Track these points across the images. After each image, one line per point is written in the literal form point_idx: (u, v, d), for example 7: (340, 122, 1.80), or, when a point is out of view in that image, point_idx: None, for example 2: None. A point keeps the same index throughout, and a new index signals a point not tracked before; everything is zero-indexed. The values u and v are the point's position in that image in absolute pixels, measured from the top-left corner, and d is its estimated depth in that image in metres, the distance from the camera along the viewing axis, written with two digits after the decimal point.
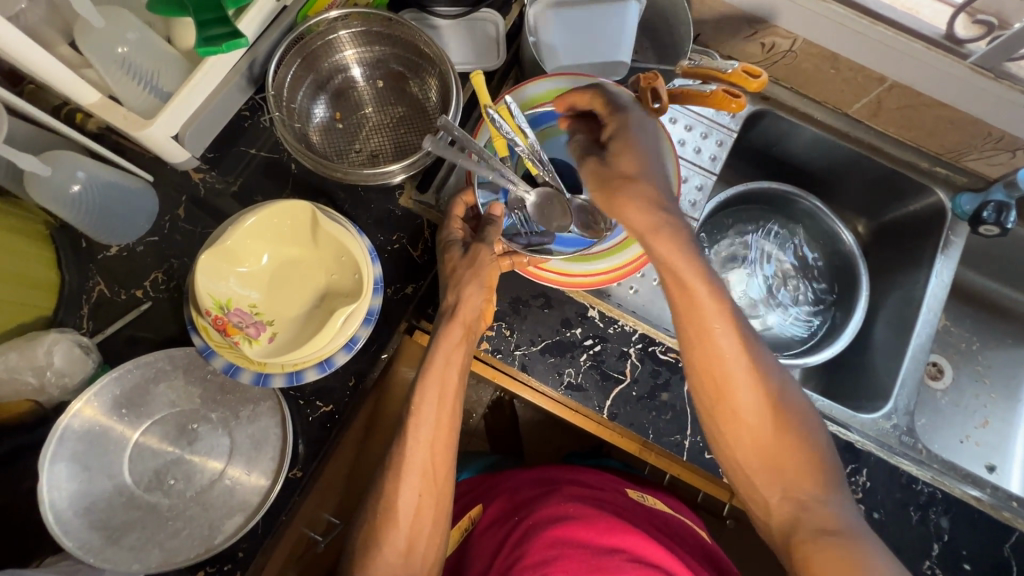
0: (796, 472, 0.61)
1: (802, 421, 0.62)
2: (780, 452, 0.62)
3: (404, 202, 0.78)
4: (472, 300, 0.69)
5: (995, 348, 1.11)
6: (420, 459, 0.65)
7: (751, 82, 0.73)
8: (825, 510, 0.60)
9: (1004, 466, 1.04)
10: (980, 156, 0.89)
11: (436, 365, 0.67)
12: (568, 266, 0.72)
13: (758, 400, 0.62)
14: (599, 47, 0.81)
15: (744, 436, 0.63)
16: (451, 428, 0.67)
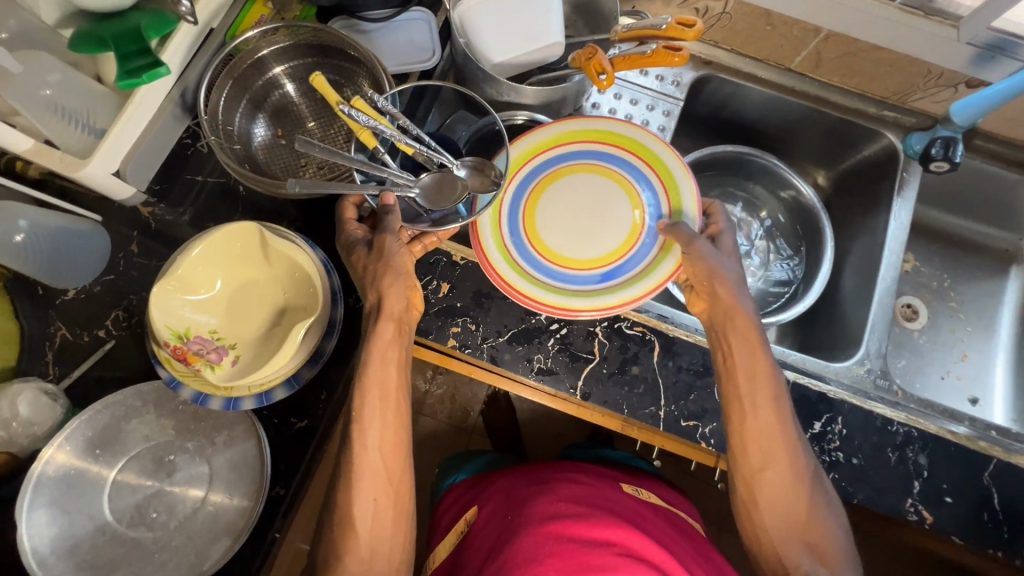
0: (821, 551, 0.68)
1: (827, 501, 0.69)
2: (809, 534, 0.68)
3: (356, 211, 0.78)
4: (395, 294, 0.69)
5: (967, 282, 1.12)
6: (373, 464, 0.66)
7: (688, 31, 0.71)
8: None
9: (986, 397, 1.05)
10: (926, 94, 0.90)
11: (373, 369, 0.67)
12: (579, 302, 0.74)
13: (800, 482, 0.68)
14: (529, 36, 0.81)
15: (783, 514, 0.69)
16: (399, 430, 0.68)
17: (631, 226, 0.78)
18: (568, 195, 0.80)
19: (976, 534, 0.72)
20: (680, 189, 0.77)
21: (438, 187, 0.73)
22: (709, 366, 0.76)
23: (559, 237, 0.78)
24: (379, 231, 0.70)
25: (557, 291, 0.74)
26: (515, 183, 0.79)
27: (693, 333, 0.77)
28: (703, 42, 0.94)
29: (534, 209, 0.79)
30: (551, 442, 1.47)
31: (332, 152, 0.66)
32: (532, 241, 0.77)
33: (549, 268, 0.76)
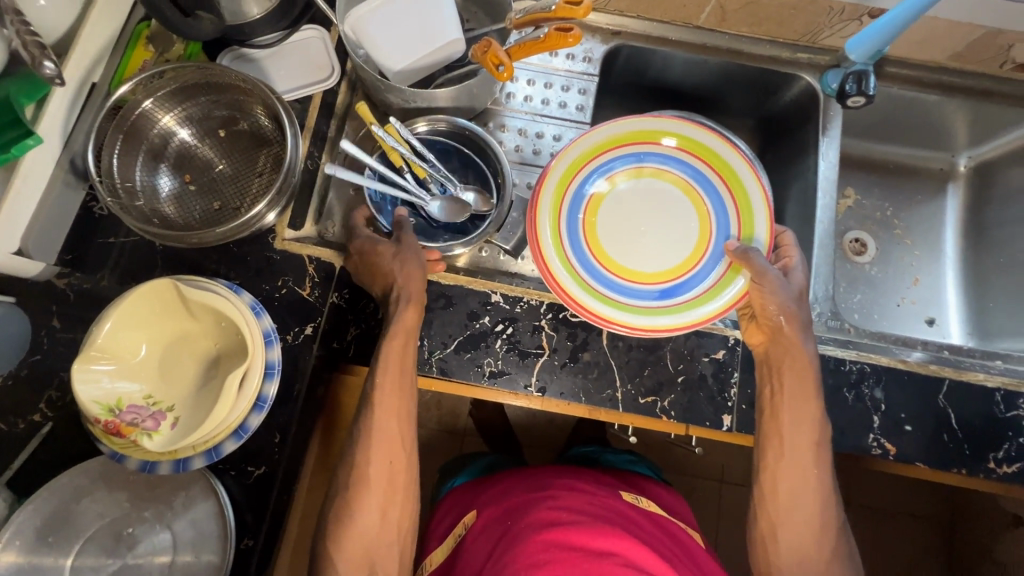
0: (808, 509, 0.69)
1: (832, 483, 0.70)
2: (806, 527, 0.69)
3: (278, 245, 0.77)
4: (412, 281, 0.69)
5: (908, 209, 1.13)
6: (384, 443, 0.68)
7: (577, 10, 0.69)
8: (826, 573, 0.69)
9: (942, 316, 1.07)
10: (834, 31, 0.90)
11: (389, 348, 0.68)
12: (637, 319, 0.72)
13: (811, 464, 0.69)
14: (426, 37, 0.79)
15: (789, 500, 0.69)
16: (406, 415, 0.69)
17: (694, 241, 0.76)
18: (631, 208, 0.78)
19: (937, 456, 0.74)
20: (755, 213, 0.74)
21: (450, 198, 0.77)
22: (658, 339, 0.76)
23: (620, 250, 0.76)
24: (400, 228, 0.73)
25: (613, 305, 0.73)
26: (576, 193, 0.76)
27: None
28: (608, 13, 0.93)
29: (595, 223, 0.77)
30: (540, 432, 1.47)
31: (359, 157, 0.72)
32: (592, 254, 0.76)
33: (609, 284, 0.75)
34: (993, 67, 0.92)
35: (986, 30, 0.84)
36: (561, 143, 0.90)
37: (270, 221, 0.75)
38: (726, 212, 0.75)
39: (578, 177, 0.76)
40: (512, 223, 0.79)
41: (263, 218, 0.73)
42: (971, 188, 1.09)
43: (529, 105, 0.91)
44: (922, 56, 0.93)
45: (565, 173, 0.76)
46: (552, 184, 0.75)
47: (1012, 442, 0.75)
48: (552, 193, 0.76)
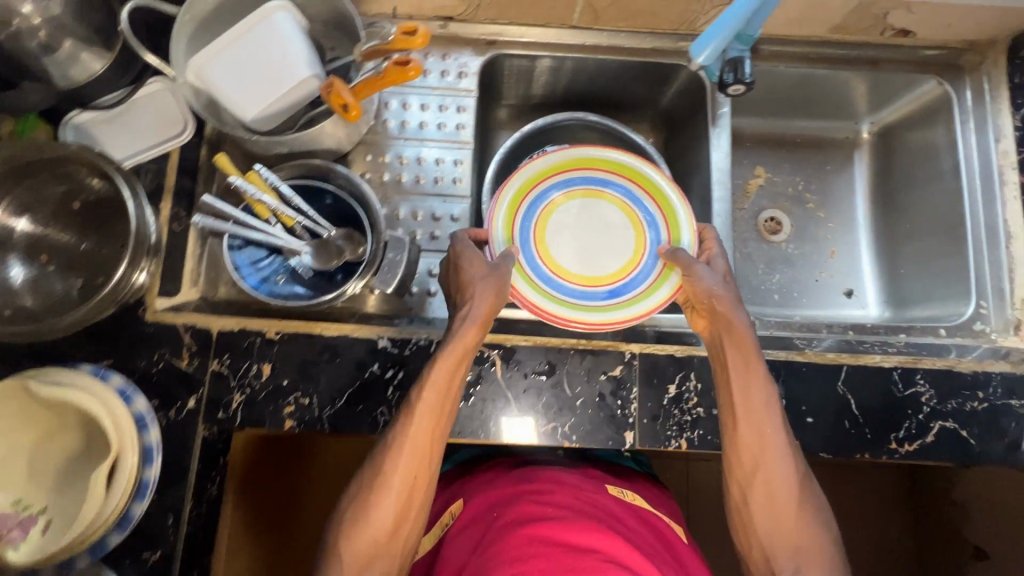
0: (779, 487, 0.66)
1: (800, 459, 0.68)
2: (778, 496, 0.66)
3: (151, 317, 0.73)
4: (484, 304, 0.68)
5: (819, 181, 1.12)
6: (412, 439, 0.66)
7: (413, 40, 0.64)
8: (807, 545, 0.65)
9: (860, 287, 1.07)
10: (709, 16, 0.87)
11: (456, 339, 0.67)
12: (590, 318, 0.72)
13: (775, 431, 0.66)
14: (275, 81, 0.74)
15: (765, 469, 0.66)
16: (441, 419, 0.67)
17: (635, 248, 0.76)
18: (578, 220, 0.77)
19: (841, 444, 0.74)
20: (677, 211, 0.76)
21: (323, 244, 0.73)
22: (554, 364, 0.74)
23: (566, 254, 0.76)
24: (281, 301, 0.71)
25: (566, 306, 0.72)
26: (526, 208, 0.76)
27: (529, 337, 0.76)
28: (479, 22, 0.89)
29: (544, 233, 0.76)
30: None
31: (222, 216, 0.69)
32: (542, 258, 0.75)
33: (560, 288, 0.74)
34: (875, 34, 0.90)
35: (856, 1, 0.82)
36: (444, 166, 0.87)
37: (145, 278, 0.73)
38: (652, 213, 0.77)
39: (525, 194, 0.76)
40: (387, 264, 0.73)
41: (131, 282, 0.71)
42: (877, 154, 1.08)
43: (407, 130, 0.87)
44: (803, 31, 0.90)
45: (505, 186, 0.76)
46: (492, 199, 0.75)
47: (912, 420, 0.75)
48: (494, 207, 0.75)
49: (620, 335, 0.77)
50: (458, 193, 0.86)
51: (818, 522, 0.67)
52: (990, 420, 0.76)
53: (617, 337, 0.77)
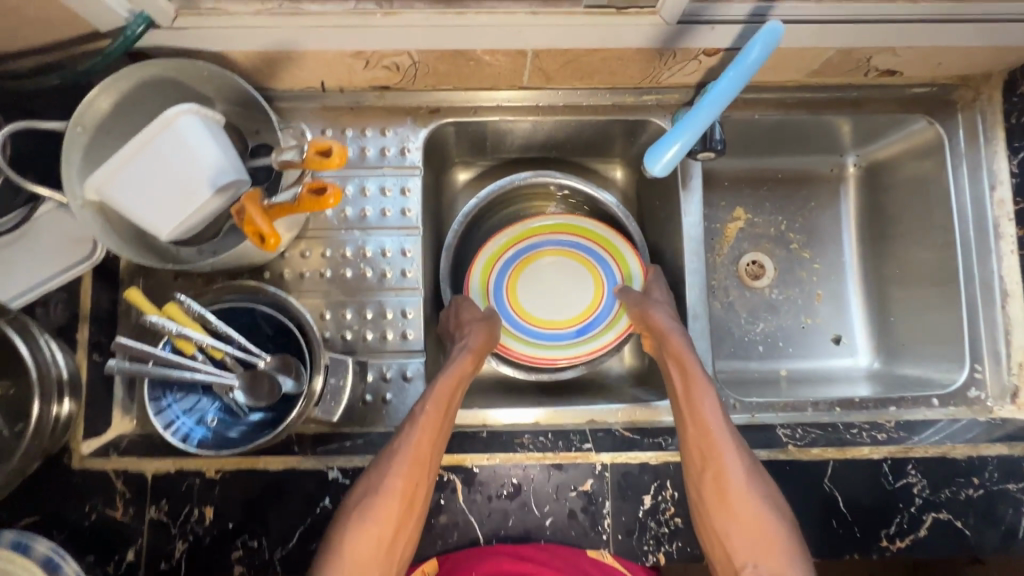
0: (740, 496, 0.65)
1: (764, 475, 0.68)
2: (735, 500, 0.65)
3: (79, 463, 0.67)
4: (475, 339, 0.78)
5: (802, 219, 1.05)
6: (409, 462, 0.65)
7: (330, 160, 0.57)
8: (772, 549, 0.63)
9: (849, 332, 1.01)
10: (674, 71, 0.77)
11: (454, 365, 0.75)
12: (558, 352, 0.87)
13: (723, 431, 0.68)
14: (186, 196, 0.66)
15: (721, 473, 0.66)
16: (438, 446, 0.67)
17: (593, 291, 0.89)
18: (546, 271, 0.90)
19: (829, 547, 0.70)
20: (625, 256, 0.89)
21: (256, 377, 0.66)
22: (519, 483, 0.69)
23: (534, 302, 0.89)
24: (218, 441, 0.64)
25: (539, 347, 0.87)
26: (502, 266, 0.90)
27: (492, 454, 0.70)
28: (420, 90, 0.80)
29: (518, 284, 0.90)
30: None
31: (141, 366, 0.61)
32: (514, 307, 0.89)
33: (532, 331, 0.88)
34: (858, 76, 0.81)
35: (837, 49, 0.73)
36: (391, 257, 0.79)
37: (72, 405, 0.66)
38: (603, 258, 0.90)
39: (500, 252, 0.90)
40: (330, 392, 0.68)
41: (53, 416, 0.63)
42: (864, 189, 1.02)
43: (346, 219, 0.79)
44: (780, 78, 0.82)
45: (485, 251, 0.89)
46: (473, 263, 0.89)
47: (903, 514, 0.71)
48: (474, 272, 0.89)
49: (590, 444, 0.72)
50: (409, 286, 0.79)
51: (784, 523, 0.64)
52: (986, 507, 0.71)
53: (587, 447, 0.71)
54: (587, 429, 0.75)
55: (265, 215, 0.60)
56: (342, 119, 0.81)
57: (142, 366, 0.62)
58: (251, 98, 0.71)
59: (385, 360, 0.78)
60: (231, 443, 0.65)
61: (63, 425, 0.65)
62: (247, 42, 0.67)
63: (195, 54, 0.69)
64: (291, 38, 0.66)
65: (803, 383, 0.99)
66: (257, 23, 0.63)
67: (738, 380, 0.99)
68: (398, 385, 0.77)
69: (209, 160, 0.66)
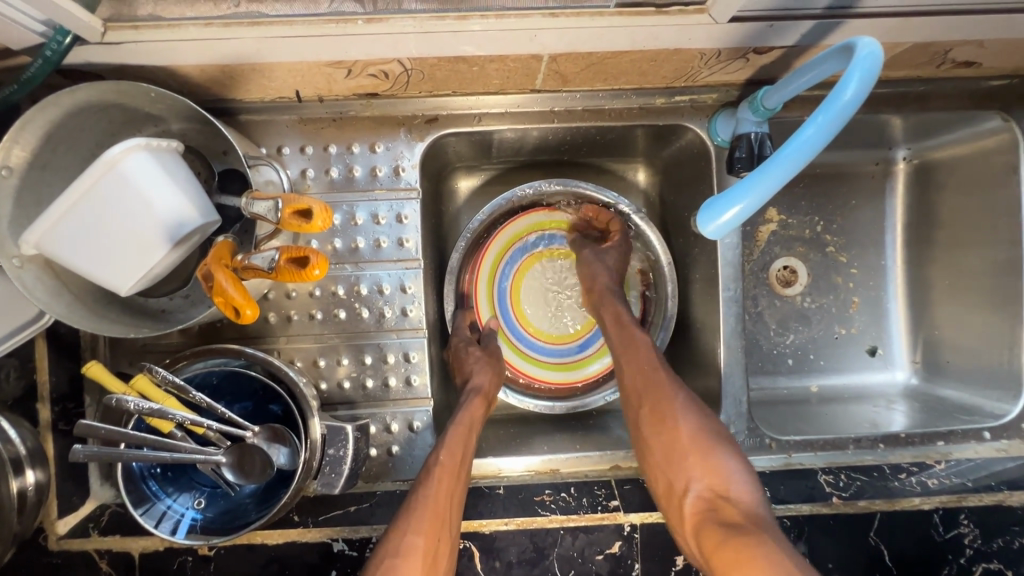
0: (680, 452, 0.61)
1: (707, 434, 0.62)
2: (676, 427, 0.62)
3: (55, 544, 0.61)
4: (481, 370, 0.74)
5: (842, 219, 0.94)
6: (429, 515, 0.59)
7: (314, 222, 0.50)
8: (716, 473, 0.59)
9: (886, 344, 0.94)
10: (715, 70, 0.65)
11: (464, 411, 0.69)
12: (536, 369, 0.84)
13: (658, 371, 0.68)
14: (144, 245, 0.56)
15: (660, 407, 0.65)
16: (456, 500, 0.61)
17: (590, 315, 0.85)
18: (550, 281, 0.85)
19: None
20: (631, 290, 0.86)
21: (245, 454, 0.58)
22: (542, 548, 0.64)
23: (532, 308, 0.85)
24: (210, 528, 0.57)
25: (518, 353, 0.84)
26: (511, 257, 0.83)
27: (511, 518, 0.65)
28: (415, 97, 0.68)
29: (520, 291, 0.84)
30: None
31: (110, 451, 0.54)
32: (512, 303, 0.84)
33: (516, 333, 0.84)
34: (928, 68, 0.69)
35: (913, 43, 0.61)
36: (389, 294, 0.70)
37: (39, 474, 0.59)
38: None
39: (500, 271, 0.83)
40: (330, 464, 0.60)
41: (17, 491, 0.57)
42: (913, 188, 0.91)
43: (336, 252, 0.69)
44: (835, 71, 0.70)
45: (503, 246, 0.83)
46: (489, 258, 0.83)
47: (952, 566, 0.66)
48: (491, 259, 0.83)
49: (617, 501, 0.66)
50: (411, 325, 0.70)
51: (731, 455, 0.60)
52: None
53: (613, 505, 0.66)
54: (611, 480, 0.69)
55: (235, 281, 0.50)
56: (325, 133, 0.69)
57: (112, 452, 0.54)
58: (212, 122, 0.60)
59: (388, 410, 0.70)
60: (222, 529, 0.57)
61: (33, 500, 0.58)
62: (199, 54, 0.54)
63: (137, 69, 0.56)
64: (254, 49, 0.54)
65: (836, 400, 0.92)
66: (209, 36, 0.51)
67: (767, 400, 0.92)
68: (404, 437, 0.70)
69: (172, 208, 0.56)
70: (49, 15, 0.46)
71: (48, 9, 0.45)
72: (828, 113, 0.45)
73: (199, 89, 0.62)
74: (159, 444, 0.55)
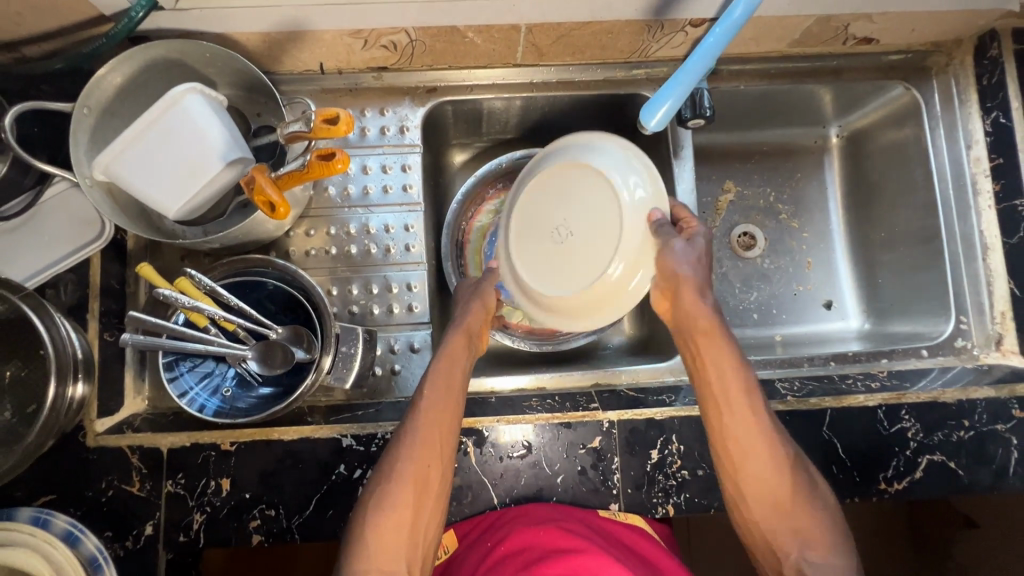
0: (779, 509, 0.61)
1: (804, 492, 0.61)
2: (778, 491, 0.61)
3: (92, 442, 0.68)
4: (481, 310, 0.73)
5: (789, 189, 1.07)
6: (421, 449, 0.61)
7: (337, 128, 0.61)
8: (816, 536, 0.60)
9: (839, 296, 1.04)
10: (662, 44, 0.80)
11: (452, 343, 0.69)
12: None
13: (760, 423, 0.62)
14: (194, 171, 0.67)
15: (758, 465, 0.61)
16: (449, 428, 0.63)
17: None
18: None
19: (830, 492, 0.72)
20: None
21: (269, 347, 0.68)
22: (530, 443, 0.71)
23: None
24: (235, 411, 0.67)
25: None
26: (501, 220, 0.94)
27: (502, 417, 0.72)
28: (417, 71, 0.82)
29: None
30: None
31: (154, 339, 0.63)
32: None
33: None
34: (837, 45, 0.85)
35: (815, 17, 0.77)
36: (395, 233, 0.81)
37: (85, 389, 0.67)
38: None
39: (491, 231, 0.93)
40: (342, 359, 0.69)
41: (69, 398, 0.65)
42: (846, 159, 1.05)
43: (349, 197, 0.81)
44: (761, 48, 0.86)
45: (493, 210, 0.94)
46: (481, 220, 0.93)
47: (900, 458, 0.73)
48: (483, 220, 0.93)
49: (597, 403, 0.74)
50: (410, 260, 0.81)
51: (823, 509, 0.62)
52: (977, 448, 0.74)
53: (593, 406, 0.74)
54: (592, 391, 0.78)
55: (274, 184, 0.61)
56: (342, 101, 0.83)
57: (155, 340, 0.63)
58: (252, 82, 0.73)
59: (392, 333, 0.79)
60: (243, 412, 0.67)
61: (77, 407, 0.66)
62: (248, 22, 0.68)
63: (197, 36, 0.70)
64: (292, 16, 0.68)
65: (797, 345, 1.01)
66: (258, 2, 0.65)
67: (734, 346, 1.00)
68: (406, 356, 0.79)
69: (218, 141, 0.67)
70: None
71: None
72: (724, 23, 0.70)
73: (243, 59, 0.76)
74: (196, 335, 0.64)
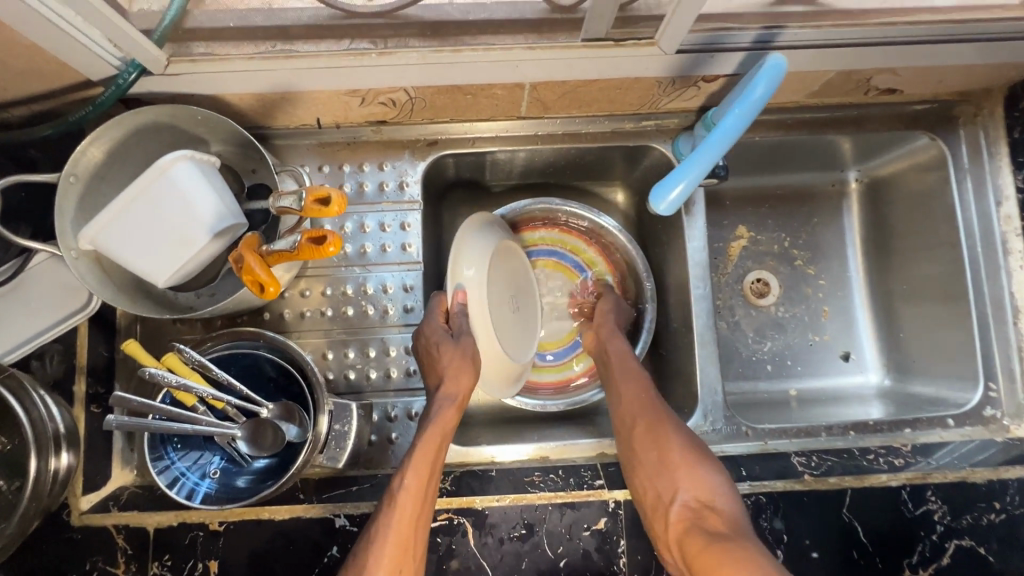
0: (666, 462, 0.66)
1: (697, 456, 0.67)
2: (668, 447, 0.67)
3: (77, 521, 0.66)
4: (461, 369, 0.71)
5: (806, 235, 1.02)
6: (394, 543, 0.59)
7: (329, 209, 0.59)
8: (701, 484, 0.64)
9: (857, 349, 0.99)
10: (673, 97, 0.77)
11: (435, 418, 0.68)
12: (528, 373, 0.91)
13: (653, 397, 0.73)
14: (182, 242, 0.64)
15: (656, 430, 0.69)
16: (422, 511, 0.62)
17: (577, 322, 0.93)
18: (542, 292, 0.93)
19: None
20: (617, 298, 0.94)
21: (258, 428, 0.66)
22: (532, 524, 0.68)
23: None
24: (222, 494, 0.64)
25: None
26: None
27: (503, 496, 0.69)
28: (417, 124, 0.79)
29: None
30: None
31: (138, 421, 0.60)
32: None
33: None
34: (859, 95, 0.81)
35: (836, 72, 0.73)
36: (393, 293, 0.78)
37: (71, 457, 0.65)
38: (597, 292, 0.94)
39: None
40: (335, 438, 0.67)
41: (53, 469, 0.62)
42: (866, 206, 1.00)
43: (346, 256, 0.78)
44: (778, 99, 0.82)
45: None
46: None
47: (925, 542, 0.69)
48: None
49: (602, 480, 0.71)
50: (407, 321, 0.78)
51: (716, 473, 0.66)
52: (1008, 532, 0.69)
53: (598, 484, 0.70)
54: (597, 464, 0.74)
55: (263, 263, 0.59)
56: (339, 155, 0.80)
57: (140, 422, 0.60)
58: (246, 143, 0.71)
59: (390, 400, 0.76)
60: (232, 496, 0.64)
61: (63, 479, 0.64)
62: (241, 85, 0.66)
63: (188, 97, 0.68)
64: (286, 80, 0.65)
65: (813, 402, 0.96)
66: (251, 67, 0.62)
67: (747, 402, 0.96)
68: (404, 424, 0.75)
69: (208, 209, 0.65)
70: (125, 49, 0.58)
71: (125, 42, 0.57)
72: (742, 106, 0.64)
73: (237, 117, 0.73)
74: (184, 416, 0.61)
